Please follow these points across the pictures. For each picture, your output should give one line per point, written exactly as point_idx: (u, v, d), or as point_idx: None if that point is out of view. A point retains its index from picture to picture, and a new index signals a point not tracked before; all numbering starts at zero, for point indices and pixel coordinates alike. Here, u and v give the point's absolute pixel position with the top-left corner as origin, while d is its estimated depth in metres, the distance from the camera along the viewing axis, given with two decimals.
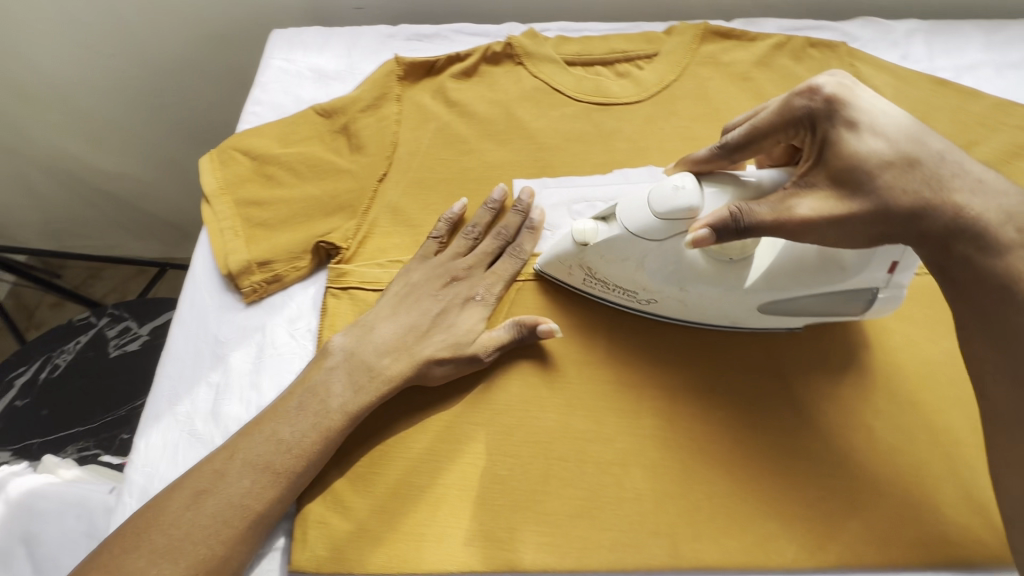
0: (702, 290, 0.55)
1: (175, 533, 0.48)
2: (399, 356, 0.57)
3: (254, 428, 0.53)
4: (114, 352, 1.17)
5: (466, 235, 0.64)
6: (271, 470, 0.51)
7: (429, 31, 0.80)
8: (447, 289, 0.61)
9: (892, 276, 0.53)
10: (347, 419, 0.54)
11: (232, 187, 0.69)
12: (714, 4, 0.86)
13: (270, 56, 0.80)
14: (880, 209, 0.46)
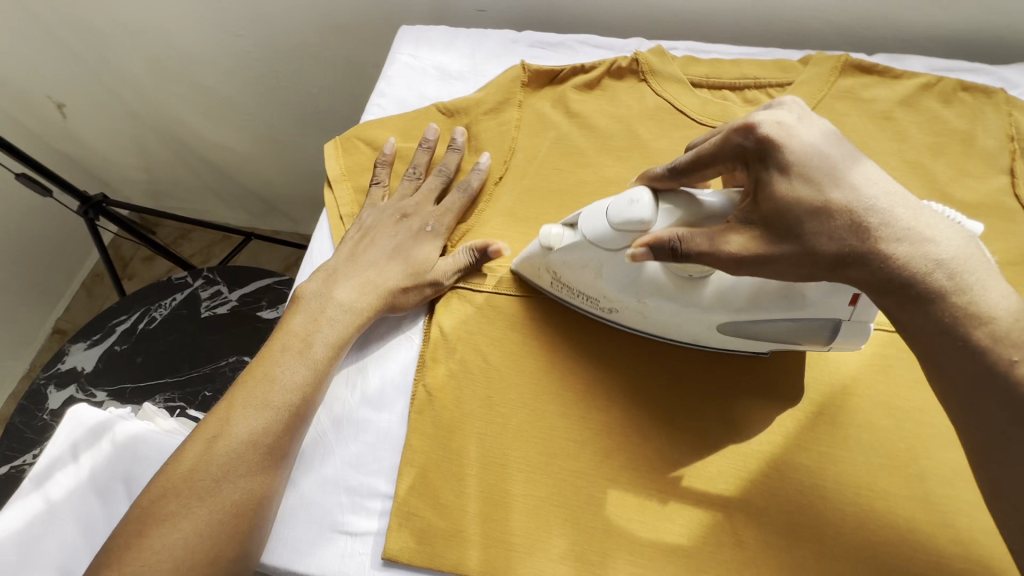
0: (663, 303, 0.53)
1: (196, 477, 0.51)
2: (354, 310, 0.60)
3: (250, 376, 0.56)
4: (205, 313, 1.23)
5: (410, 177, 0.70)
6: (270, 406, 0.54)
7: (554, 39, 0.81)
8: (400, 226, 0.66)
9: (855, 309, 0.48)
10: (331, 350, 0.58)
11: (353, 174, 0.72)
12: (852, 35, 0.82)
13: (397, 50, 0.83)
14: (819, 250, 0.43)
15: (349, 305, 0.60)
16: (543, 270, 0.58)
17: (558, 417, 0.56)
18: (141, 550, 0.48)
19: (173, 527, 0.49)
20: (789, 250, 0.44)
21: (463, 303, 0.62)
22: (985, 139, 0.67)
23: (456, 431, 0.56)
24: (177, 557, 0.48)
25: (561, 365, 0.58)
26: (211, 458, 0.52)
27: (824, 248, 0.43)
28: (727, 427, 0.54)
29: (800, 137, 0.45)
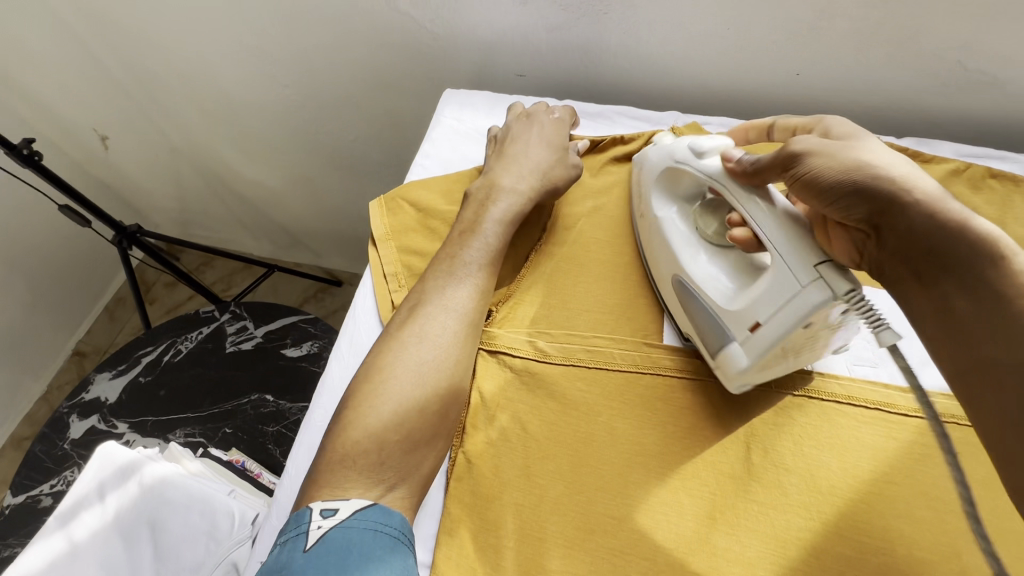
0: (671, 223, 0.64)
1: (416, 340, 0.59)
2: (514, 195, 0.69)
3: (443, 256, 0.66)
4: (230, 348, 1.25)
5: (552, 113, 0.78)
6: (467, 278, 0.64)
7: (593, 109, 0.85)
8: (553, 137, 0.75)
9: (750, 336, 0.54)
10: (505, 225, 0.68)
11: (398, 234, 0.74)
12: (879, 116, 0.85)
13: (441, 113, 0.86)
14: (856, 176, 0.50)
15: (512, 194, 0.69)
16: (636, 180, 0.71)
17: (596, 492, 0.56)
18: (375, 397, 0.56)
19: (392, 376, 0.57)
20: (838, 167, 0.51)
21: (504, 367, 0.64)
22: (1014, 226, 0.69)
23: (494, 500, 0.57)
24: (403, 410, 0.55)
25: (599, 438, 0.59)
26: (421, 317, 0.61)
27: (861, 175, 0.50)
28: (768, 511, 0.54)
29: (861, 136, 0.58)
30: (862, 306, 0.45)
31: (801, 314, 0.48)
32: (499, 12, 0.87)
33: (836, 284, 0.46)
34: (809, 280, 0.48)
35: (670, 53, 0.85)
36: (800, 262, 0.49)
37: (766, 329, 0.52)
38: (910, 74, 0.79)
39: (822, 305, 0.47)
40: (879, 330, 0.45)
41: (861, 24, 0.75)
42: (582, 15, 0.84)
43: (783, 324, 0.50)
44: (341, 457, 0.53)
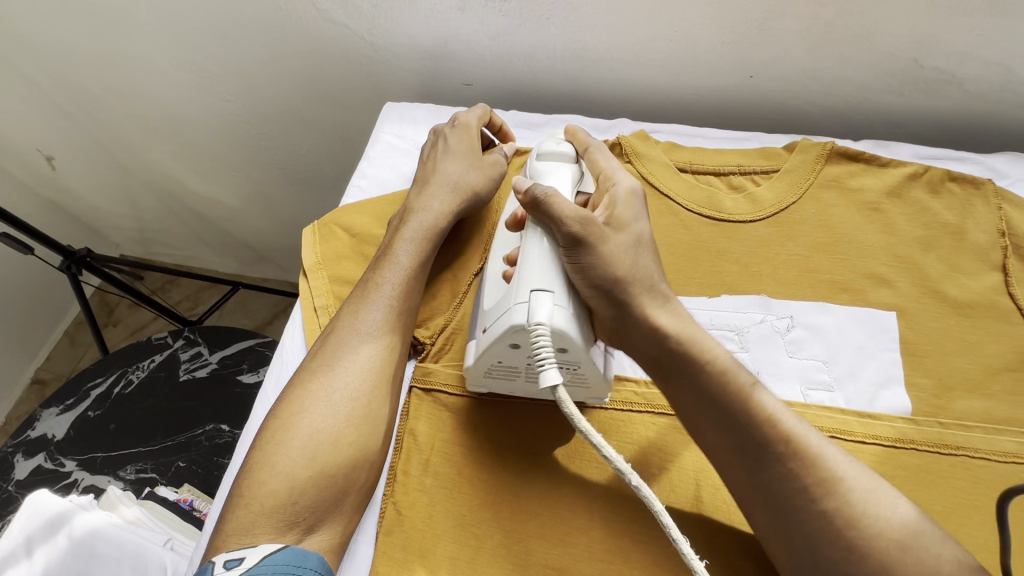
0: (505, 218, 0.63)
1: (322, 376, 0.55)
2: (428, 213, 0.65)
3: (360, 284, 0.61)
4: (183, 376, 1.20)
5: (470, 117, 0.72)
6: (382, 303, 0.59)
7: (539, 120, 0.80)
8: (475, 148, 0.70)
9: (479, 339, 0.54)
10: (428, 245, 0.64)
11: (330, 263, 0.70)
12: (838, 118, 0.82)
13: (380, 128, 0.82)
14: (622, 276, 0.51)
15: (424, 211, 0.65)
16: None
17: (536, 540, 0.52)
18: (284, 435, 0.52)
19: (303, 411, 0.53)
20: (603, 263, 0.51)
21: (438, 405, 0.60)
22: (975, 233, 0.66)
23: (427, 554, 0.53)
24: (309, 454, 0.51)
25: (539, 480, 0.55)
26: (330, 347, 0.57)
27: (627, 277, 0.51)
28: (717, 555, 0.50)
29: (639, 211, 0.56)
30: (538, 343, 0.47)
31: (504, 331, 0.50)
32: (437, 21, 0.83)
33: (534, 312, 0.48)
34: (518, 300, 0.50)
35: (616, 59, 0.81)
36: (525, 280, 0.50)
37: (484, 340, 0.53)
38: (866, 74, 0.75)
39: (516, 324, 0.49)
40: (543, 369, 0.47)
41: (811, 25, 0.71)
42: (524, 21, 0.79)
43: (490, 338, 0.52)
44: (249, 500, 0.49)
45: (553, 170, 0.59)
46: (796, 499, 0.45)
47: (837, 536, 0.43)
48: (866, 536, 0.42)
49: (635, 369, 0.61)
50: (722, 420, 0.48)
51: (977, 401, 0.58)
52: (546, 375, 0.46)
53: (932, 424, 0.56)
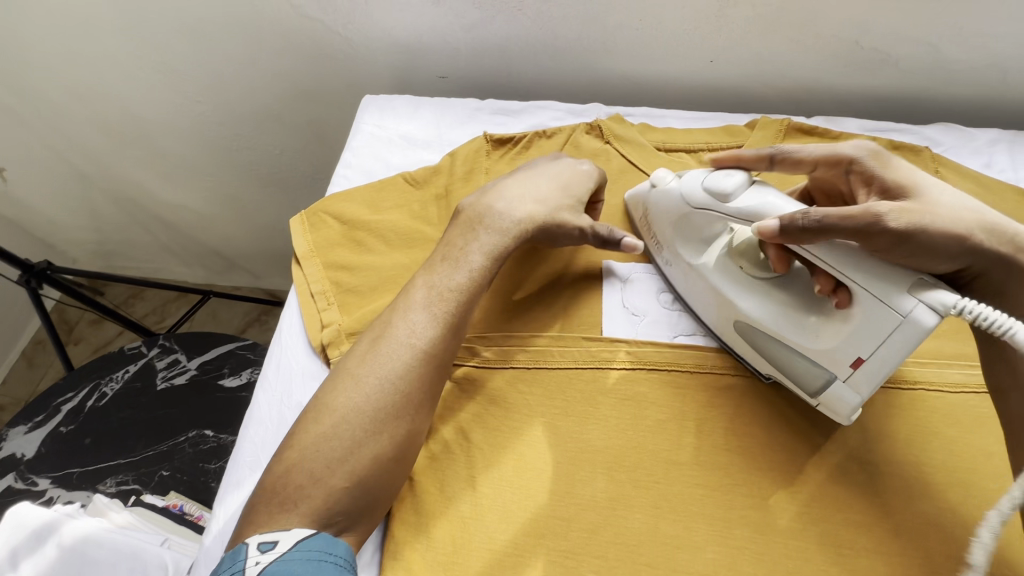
0: (710, 270, 0.60)
1: (372, 380, 0.54)
2: (500, 228, 0.62)
3: (412, 286, 0.60)
4: (161, 385, 1.17)
5: (563, 156, 0.70)
6: (440, 311, 0.58)
7: (516, 106, 0.83)
8: (572, 178, 0.67)
9: (854, 370, 0.52)
10: (487, 258, 0.61)
11: (322, 250, 0.71)
12: (791, 98, 0.89)
13: (361, 120, 0.83)
14: (956, 234, 0.49)
15: (495, 228, 0.62)
16: (642, 215, 0.67)
17: (545, 493, 0.55)
18: (316, 433, 0.52)
19: (341, 409, 0.53)
20: (939, 234, 0.48)
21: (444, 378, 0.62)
22: None
23: (440, 516, 0.55)
24: (347, 453, 0.52)
25: (545, 439, 0.58)
26: (376, 356, 0.56)
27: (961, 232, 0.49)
28: (711, 493, 0.55)
29: (892, 170, 0.53)
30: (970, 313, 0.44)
31: (912, 340, 0.47)
32: (412, 14, 0.86)
33: (936, 306, 0.45)
34: (908, 305, 0.46)
35: (587, 47, 0.85)
36: (891, 291, 0.47)
37: (875, 363, 0.50)
38: (814, 56, 0.82)
39: (931, 326, 0.46)
40: (1011, 332, 0.43)
41: (763, 11, 0.77)
42: (498, 12, 0.83)
43: (889, 359, 0.49)
44: (275, 487, 0.51)
45: (756, 198, 0.54)
46: None
47: None
48: None
49: (627, 330, 0.63)
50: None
51: (932, 340, 0.63)
52: (1021, 340, 0.43)
53: None
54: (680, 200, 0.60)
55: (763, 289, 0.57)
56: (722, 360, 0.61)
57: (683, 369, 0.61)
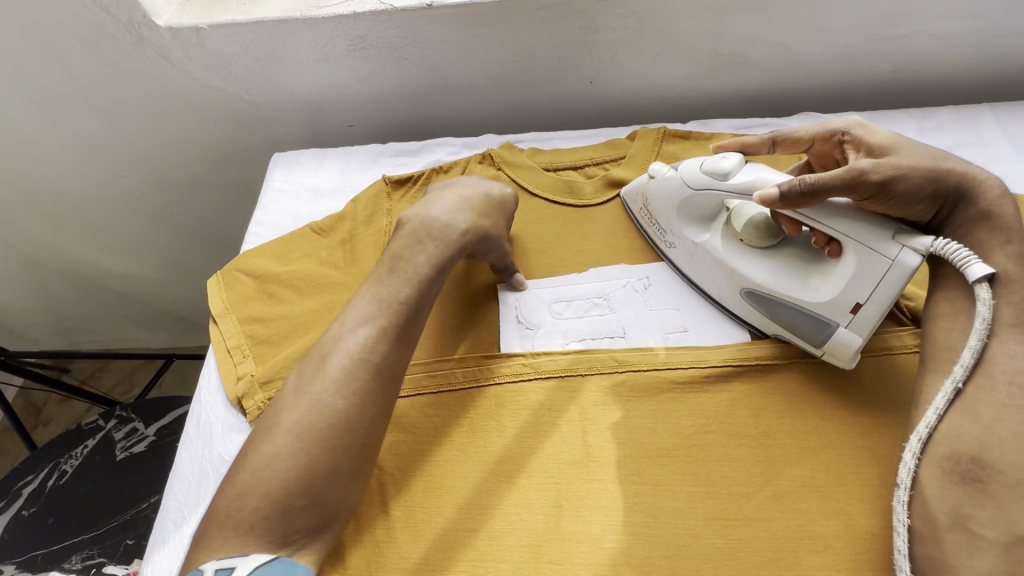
0: (712, 246, 0.67)
1: (324, 397, 0.56)
2: (439, 237, 0.65)
3: (359, 300, 0.62)
4: (120, 455, 1.18)
5: (475, 174, 0.75)
6: (383, 321, 0.59)
7: (414, 146, 0.89)
8: (486, 194, 0.71)
9: (855, 317, 0.58)
10: (429, 269, 0.63)
11: (236, 306, 0.75)
12: (671, 105, 0.96)
13: (270, 178, 0.88)
14: (924, 181, 0.55)
15: (435, 240, 0.64)
16: (642, 207, 0.74)
17: (452, 508, 0.59)
18: (268, 457, 0.54)
19: (294, 430, 0.54)
20: (908, 184, 0.55)
21: None
22: None
23: (356, 544, 0.58)
24: (302, 471, 0.53)
25: (452, 456, 0.62)
26: (329, 374, 0.57)
27: (929, 180, 0.55)
28: (607, 485, 0.59)
29: (878, 133, 0.61)
30: (948, 253, 0.53)
31: (899, 282, 0.55)
32: (309, 74, 0.91)
33: (918, 248, 0.54)
34: (894, 251, 0.54)
35: (475, 82, 0.92)
36: (881, 241, 0.54)
37: (870, 306, 0.57)
38: (680, 67, 0.89)
39: (915, 267, 0.54)
40: (967, 266, 0.52)
41: (621, 33, 0.84)
42: (385, 62, 0.89)
43: (883, 302, 0.56)
44: (227, 511, 0.52)
45: (756, 176, 0.60)
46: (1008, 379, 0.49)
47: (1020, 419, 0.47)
48: None
49: (522, 345, 0.68)
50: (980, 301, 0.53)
51: None
52: (976, 273, 0.52)
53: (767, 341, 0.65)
54: (684, 185, 0.67)
55: (762, 257, 0.65)
56: (612, 359, 0.65)
57: (574, 373, 0.65)
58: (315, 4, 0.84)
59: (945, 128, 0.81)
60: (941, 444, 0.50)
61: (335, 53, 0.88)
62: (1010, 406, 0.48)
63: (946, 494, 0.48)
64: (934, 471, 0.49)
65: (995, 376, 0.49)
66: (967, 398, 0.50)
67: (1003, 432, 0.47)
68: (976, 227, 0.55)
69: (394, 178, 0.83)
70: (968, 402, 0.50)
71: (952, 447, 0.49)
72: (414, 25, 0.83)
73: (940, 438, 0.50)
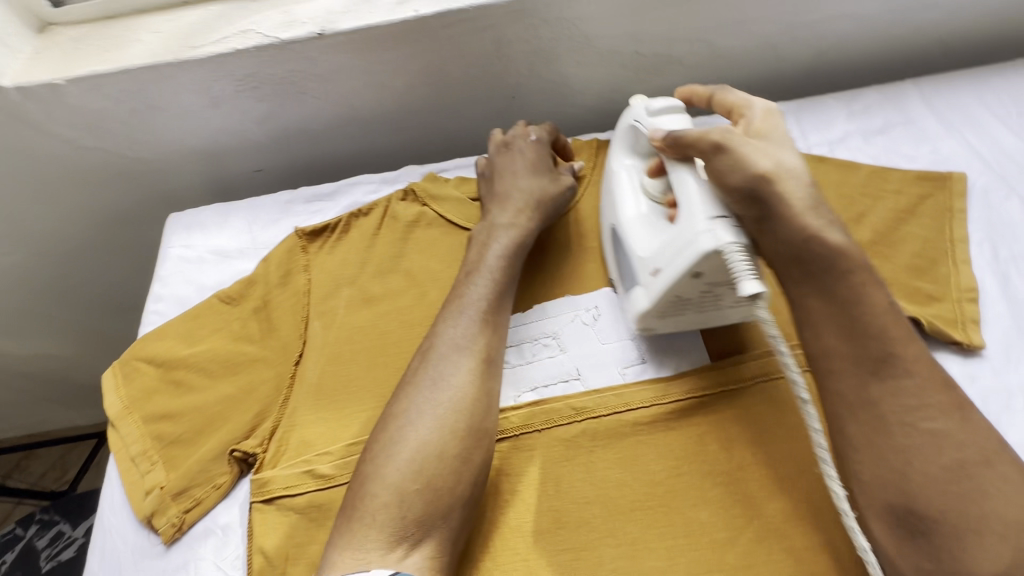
0: (619, 174, 0.64)
1: (435, 389, 0.53)
2: (512, 228, 0.65)
3: (452, 296, 0.60)
4: (45, 566, 1.02)
5: (532, 135, 0.73)
6: (482, 314, 0.58)
7: (328, 189, 0.80)
8: (540, 160, 0.71)
9: (651, 277, 0.55)
10: (505, 258, 0.62)
11: (138, 402, 0.65)
12: (599, 111, 0.90)
13: (167, 244, 0.78)
14: (750, 180, 0.49)
15: (512, 227, 0.65)
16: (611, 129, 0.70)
17: None
18: (386, 452, 0.51)
19: (407, 424, 0.52)
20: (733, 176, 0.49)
21: (287, 511, 0.57)
22: None
23: None
24: (420, 469, 0.49)
25: None
26: (432, 357, 0.55)
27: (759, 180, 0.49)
28: (581, 553, 0.53)
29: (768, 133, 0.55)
30: (733, 258, 0.48)
31: (689, 261, 0.50)
32: (197, 120, 0.82)
33: (721, 236, 0.49)
34: (706, 227, 0.50)
35: (386, 110, 0.84)
36: (700, 210, 0.50)
37: (664, 274, 0.53)
38: (602, 71, 0.84)
39: (706, 251, 0.49)
40: (742, 279, 0.47)
41: (535, 44, 0.78)
42: (282, 99, 0.80)
43: (672, 274, 0.52)
44: (358, 509, 0.49)
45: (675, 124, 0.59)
46: (903, 416, 0.45)
47: (933, 455, 0.44)
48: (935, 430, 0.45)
49: None
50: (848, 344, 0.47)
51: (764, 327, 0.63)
52: (743, 289, 0.47)
53: (732, 363, 0.59)
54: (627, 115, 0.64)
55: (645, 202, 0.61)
56: (567, 407, 0.59)
57: (525, 431, 0.59)
58: (189, 44, 0.74)
59: (875, 110, 0.79)
60: (875, 498, 0.46)
61: (223, 95, 0.78)
62: (919, 448, 0.45)
63: (903, 551, 0.45)
64: (884, 523, 0.45)
65: (886, 419, 0.46)
66: (877, 446, 0.46)
67: (919, 472, 0.44)
68: (810, 255, 0.48)
69: (307, 229, 0.74)
70: (879, 453, 0.46)
71: (885, 500, 0.45)
72: (306, 57, 0.75)
73: (873, 490, 0.46)
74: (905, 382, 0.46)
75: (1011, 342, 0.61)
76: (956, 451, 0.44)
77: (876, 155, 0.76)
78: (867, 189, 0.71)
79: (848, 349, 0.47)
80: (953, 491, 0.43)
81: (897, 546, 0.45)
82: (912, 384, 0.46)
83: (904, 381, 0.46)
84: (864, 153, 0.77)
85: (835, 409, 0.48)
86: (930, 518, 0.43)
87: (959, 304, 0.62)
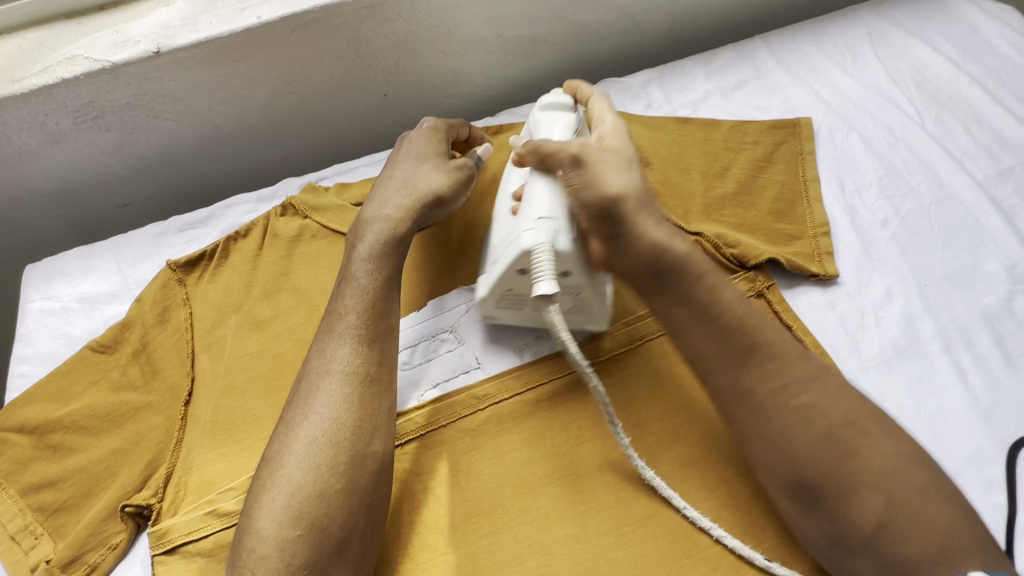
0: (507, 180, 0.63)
1: (311, 422, 0.51)
2: (380, 223, 0.60)
3: (328, 316, 0.56)
4: None
5: (428, 123, 0.66)
6: (356, 334, 0.54)
7: (202, 215, 0.76)
8: (428, 149, 0.63)
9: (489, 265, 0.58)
10: (373, 263, 0.58)
11: (12, 475, 0.60)
12: (478, 99, 0.90)
13: (26, 299, 0.71)
14: (604, 196, 0.51)
15: (376, 223, 0.60)
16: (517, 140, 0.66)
17: None
18: (265, 495, 0.49)
19: (282, 465, 0.50)
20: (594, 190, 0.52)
21: (191, 557, 0.55)
22: None
23: None
24: (298, 508, 0.48)
25: None
26: (305, 391, 0.53)
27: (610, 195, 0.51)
28: (496, 536, 0.54)
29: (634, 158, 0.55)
30: (539, 259, 0.51)
31: (512, 254, 0.53)
32: (39, 160, 0.75)
33: (541, 241, 0.52)
34: (538, 227, 0.52)
35: (252, 123, 0.80)
36: (535, 211, 0.54)
37: (496, 267, 0.56)
38: (470, 59, 0.84)
39: (526, 247, 0.52)
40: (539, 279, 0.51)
41: (396, 38, 0.76)
42: (132, 127, 0.75)
43: (502, 265, 0.55)
44: (244, 560, 0.47)
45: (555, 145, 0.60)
46: (777, 396, 0.49)
47: (811, 427, 0.47)
48: (806, 405, 0.48)
49: None
50: (726, 344, 0.50)
51: None
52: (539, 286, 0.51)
53: (621, 328, 0.62)
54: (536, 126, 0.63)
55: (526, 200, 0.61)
56: (470, 398, 0.60)
57: (432, 429, 0.59)
58: (8, 78, 0.67)
59: (730, 68, 0.84)
60: (775, 476, 0.49)
61: (63, 131, 0.72)
62: (795, 423, 0.48)
63: (806, 517, 0.48)
64: (782, 491, 0.49)
65: (765, 402, 0.49)
66: (764, 425, 0.49)
67: (805, 444, 0.47)
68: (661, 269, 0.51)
69: (181, 259, 0.70)
70: (766, 430, 0.49)
71: (782, 474, 0.49)
72: (147, 78, 0.70)
73: (773, 467, 0.49)
74: (769, 368, 0.49)
75: (862, 266, 0.66)
76: (829, 417, 0.47)
77: (735, 110, 0.81)
78: (729, 144, 0.75)
79: (715, 349, 0.50)
80: (836, 460, 0.46)
81: (796, 512, 0.49)
82: (776, 366, 0.49)
83: (767, 366, 0.49)
84: (723, 110, 0.81)
85: (722, 403, 0.51)
86: (822, 485, 0.46)
87: (814, 239, 0.68)
